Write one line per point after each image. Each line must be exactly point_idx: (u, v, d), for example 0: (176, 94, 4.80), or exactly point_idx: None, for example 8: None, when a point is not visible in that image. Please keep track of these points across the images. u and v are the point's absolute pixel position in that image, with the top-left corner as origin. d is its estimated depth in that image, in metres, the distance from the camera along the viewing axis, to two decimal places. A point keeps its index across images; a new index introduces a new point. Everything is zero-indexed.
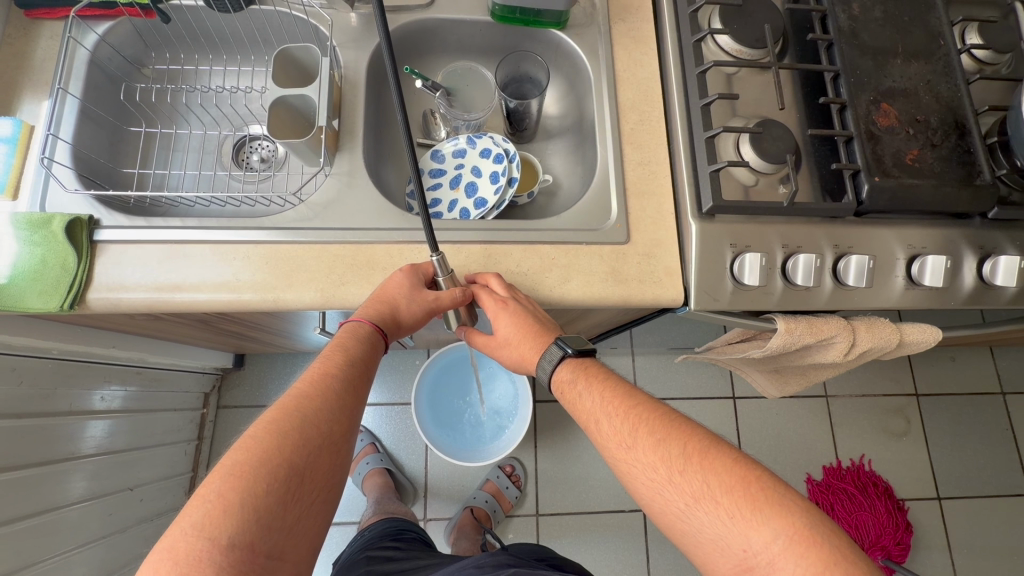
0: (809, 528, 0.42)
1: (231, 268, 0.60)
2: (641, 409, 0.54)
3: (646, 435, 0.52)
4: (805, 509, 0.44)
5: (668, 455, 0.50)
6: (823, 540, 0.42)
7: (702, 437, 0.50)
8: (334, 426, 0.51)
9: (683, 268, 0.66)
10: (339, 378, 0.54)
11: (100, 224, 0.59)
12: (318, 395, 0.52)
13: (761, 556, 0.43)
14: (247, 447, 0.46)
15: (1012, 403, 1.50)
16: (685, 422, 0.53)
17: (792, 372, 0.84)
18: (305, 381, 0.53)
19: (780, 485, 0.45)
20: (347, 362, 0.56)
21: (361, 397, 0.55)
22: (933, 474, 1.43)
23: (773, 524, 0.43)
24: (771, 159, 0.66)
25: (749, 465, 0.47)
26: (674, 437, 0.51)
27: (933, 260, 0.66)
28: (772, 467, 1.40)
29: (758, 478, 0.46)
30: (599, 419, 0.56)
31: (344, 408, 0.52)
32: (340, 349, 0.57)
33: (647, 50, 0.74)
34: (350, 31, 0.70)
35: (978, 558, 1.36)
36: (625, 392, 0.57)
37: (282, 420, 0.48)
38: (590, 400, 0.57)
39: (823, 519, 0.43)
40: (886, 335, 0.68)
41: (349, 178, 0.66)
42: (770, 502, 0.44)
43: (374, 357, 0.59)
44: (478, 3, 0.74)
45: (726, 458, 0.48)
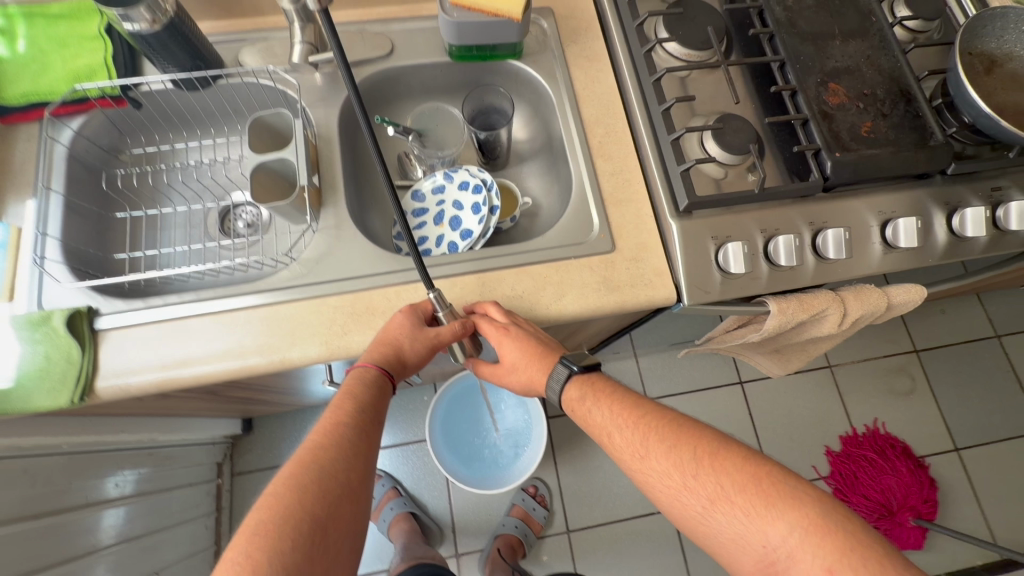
0: (824, 518, 0.43)
1: (235, 336, 0.61)
2: (649, 418, 0.56)
3: (658, 442, 0.53)
4: (818, 499, 0.45)
5: (681, 460, 0.51)
6: (839, 527, 0.42)
7: (711, 438, 0.52)
8: (350, 474, 0.51)
9: (671, 266, 0.68)
10: (349, 427, 0.55)
11: (99, 313, 0.60)
12: (331, 445, 0.52)
13: (780, 550, 0.44)
14: (269, 505, 0.46)
15: (1008, 344, 1.54)
16: (694, 425, 0.54)
17: (792, 349, 0.86)
18: (318, 433, 0.54)
19: (791, 477, 0.47)
20: (357, 409, 0.57)
21: (372, 442, 0.56)
22: (947, 426, 1.45)
23: (788, 518, 0.44)
24: (736, 151, 0.70)
25: (759, 461, 0.48)
26: (684, 442, 0.52)
27: (905, 223, 0.70)
28: (791, 446, 1.41)
29: (768, 474, 0.47)
30: (611, 433, 0.57)
31: (358, 456, 0.53)
32: (347, 397, 0.58)
33: (601, 65, 0.78)
34: (316, 90, 0.72)
35: (1008, 504, 1.38)
36: (633, 402, 0.58)
37: (300, 474, 0.49)
38: (601, 414, 0.58)
39: (837, 507, 0.44)
40: (875, 301, 0.71)
41: (336, 231, 0.67)
42: (783, 496, 0.45)
43: (382, 400, 0.60)
44: (434, 46, 0.77)
45: (737, 457, 0.49)
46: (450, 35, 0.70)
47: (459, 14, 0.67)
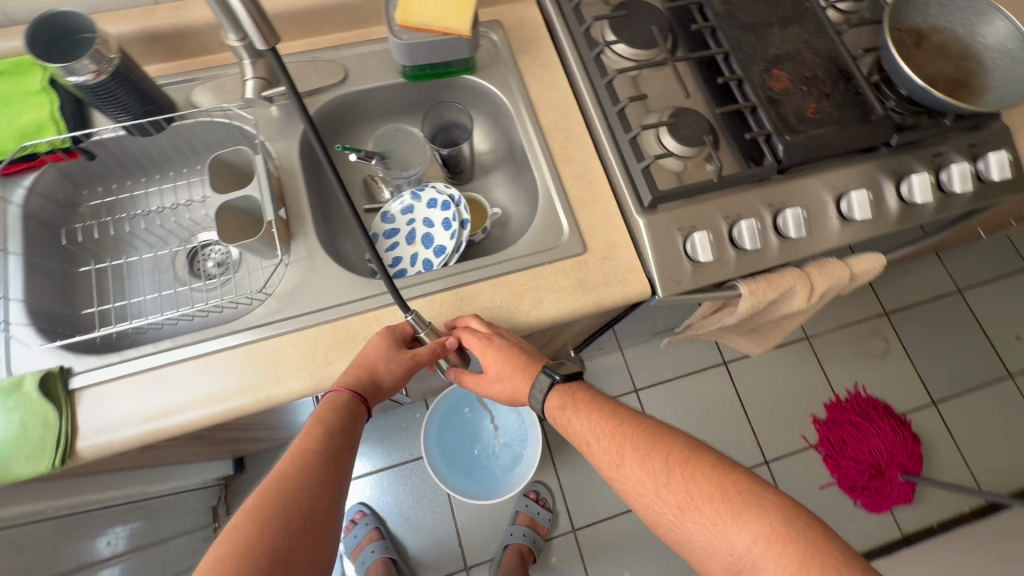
0: (787, 526, 0.45)
1: (217, 379, 0.60)
2: (625, 427, 0.57)
3: (633, 451, 0.55)
4: (782, 507, 0.46)
5: (654, 469, 0.53)
6: (799, 536, 0.44)
7: (683, 447, 0.53)
8: (315, 503, 0.50)
9: (642, 261, 0.70)
10: (317, 455, 0.53)
11: (73, 372, 0.59)
12: (299, 474, 0.51)
13: (744, 559, 0.45)
14: (228, 539, 0.44)
15: (970, 297, 1.61)
16: (668, 433, 0.55)
17: (768, 327, 0.89)
18: (285, 461, 0.53)
19: (757, 485, 0.48)
20: (325, 434, 0.55)
21: (342, 469, 0.54)
22: (923, 382, 1.51)
23: (752, 527, 0.46)
24: (691, 143, 0.72)
25: (727, 469, 0.50)
26: (657, 450, 0.54)
27: (858, 195, 0.73)
28: (779, 419, 1.45)
29: (736, 482, 0.49)
30: (590, 442, 0.59)
31: (326, 484, 0.52)
32: (318, 422, 0.56)
33: (554, 72, 0.79)
34: (273, 122, 0.71)
35: (986, 449, 1.44)
36: (611, 411, 0.60)
37: (262, 507, 0.47)
38: (580, 424, 0.60)
39: (802, 514, 0.46)
40: (839, 273, 0.74)
41: (309, 262, 0.67)
42: (748, 505, 0.47)
43: (355, 424, 0.58)
44: (387, 68, 0.77)
45: (707, 465, 0.51)
46: (402, 57, 0.71)
47: (408, 36, 0.68)
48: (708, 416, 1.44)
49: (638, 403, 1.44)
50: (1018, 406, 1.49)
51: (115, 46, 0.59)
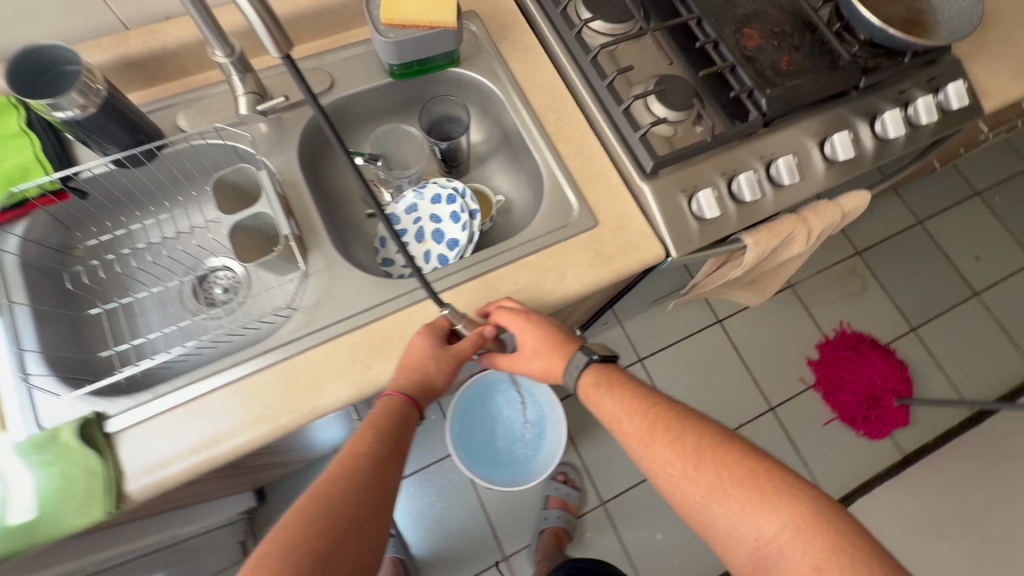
0: (816, 516, 0.49)
1: (259, 401, 0.60)
2: (657, 409, 0.60)
3: (665, 433, 0.58)
4: (810, 496, 0.51)
5: (686, 451, 0.56)
6: (828, 524, 0.48)
7: (716, 434, 0.57)
8: (359, 508, 0.50)
9: (653, 226, 0.73)
10: (367, 460, 0.54)
11: (107, 416, 0.57)
12: (347, 478, 0.52)
13: (770, 543, 0.50)
14: (277, 538, 0.46)
15: (931, 226, 1.71)
16: (699, 421, 0.59)
17: (768, 277, 0.93)
18: (337, 463, 0.54)
19: (787, 476, 0.52)
20: (376, 439, 0.56)
21: (389, 475, 0.55)
22: (901, 311, 1.60)
23: (782, 514, 0.50)
24: (680, 108, 0.75)
25: (759, 459, 0.54)
26: (689, 435, 0.57)
27: (839, 137, 0.78)
28: (777, 366, 1.51)
29: (767, 472, 0.53)
30: (621, 421, 0.61)
31: (372, 488, 0.52)
32: (371, 426, 0.57)
33: (536, 55, 0.80)
34: (266, 138, 0.70)
35: (963, 364, 1.55)
36: (644, 394, 0.63)
37: (310, 508, 0.49)
38: (611, 404, 0.62)
39: (829, 505, 0.51)
40: (832, 214, 0.78)
41: (330, 271, 0.66)
42: (778, 493, 0.51)
43: (407, 428, 0.59)
44: (372, 69, 0.77)
45: (739, 454, 0.55)
46: (390, 56, 0.70)
47: (395, 33, 0.68)
48: (711, 374, 1.49)
49: (644, 371, 1.48)
50: (987, 321, 1.61)
51: (100, 77, 0.57)
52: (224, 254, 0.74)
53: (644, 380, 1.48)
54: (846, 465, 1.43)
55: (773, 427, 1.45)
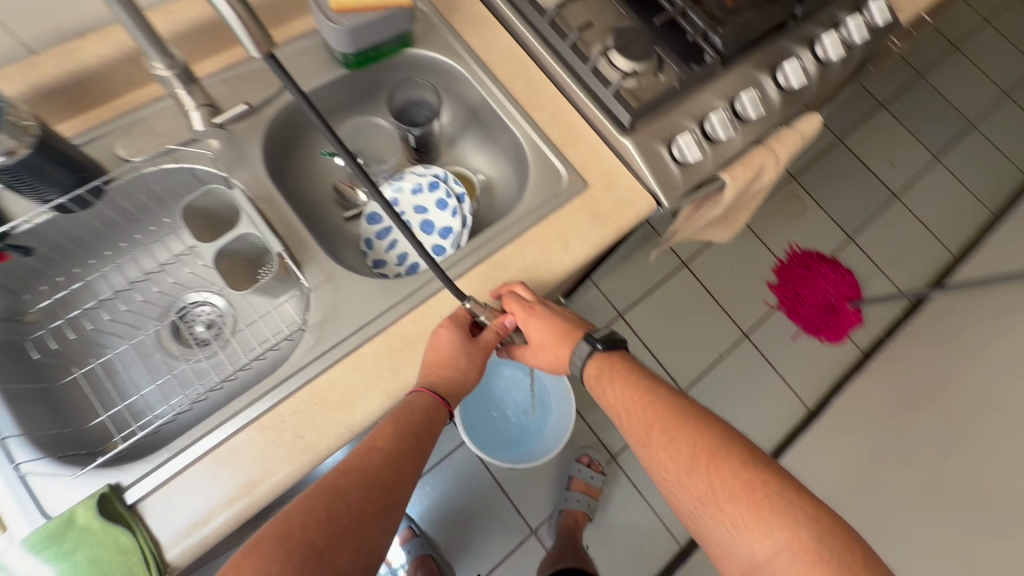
0: (817, 543, 0.46)
1: (288, 433, 0.56)
2: (656, 405, 0.59)
3: (661, 432, 0.57)
4: (810, 519, 0.48)
5: (681, 456, 0.55)
6: (825, 553, 0.46)
7: (715, 438, 0.55)
8: (363, 507, 0.50)
9: (640, 179, 0.74)
10: (383, 458, 0.53)
11: (123, 486, 0.52)
12: (360, 471, 0.51)
13: (761, 565, 0.48)
14: (280, 521, 0.46)
15: (849, 141, 1.85)
16: (702, 421, 0.57)
17: (741, 212, 0.97)
18: (355, 452, 0.53)
19: (790, 495, 0.49)
20: (395, 432, 0.54)
21: (403, 474, 0.54)
22: (838, 224, 1.73)
23: (776, 537, 0.48)
24: (644, 59, 0.75)
25: (760, 472, 0.51)
26: (686, 437, 0.55)
27: (791, 65, 0.80)
28: (743, 295, 1.61)
29: (766, 487, 0.50)
30: (620, 412, 0.62)
31: (380, 488, 0.51)
32: (392, 419, 0.55)
33: (489, 25, 0.78)
34: (225, 154, 0.64)
35: (896, 261, 1.72)
36: (646, 386, 0.61)
37: (316, 499, 0.48)
38: (611, 394, 0.63)
39: (831, 532, 0.47)
40: (793, 140, 0.82)
41: (331, 283, 0.62)
42: (775, 513, 0.49)
43: (432, 427, 0.57)
44: (322, 63, 0.71)
45: (738, 465, 0.52)
46: (341, 42, 0.65)
47: (347, 20, 0.63)
48: (686, 315, 1.57)
49: (626, 326, 1.53)
50: (909, 219, 1.78)
51: (26, 112, 0.51)
52: (200, 289, 0.68)
53: (627, 333, 1.52)
54: (817, 372, 1.55)
55: (750, 352, 1.55)
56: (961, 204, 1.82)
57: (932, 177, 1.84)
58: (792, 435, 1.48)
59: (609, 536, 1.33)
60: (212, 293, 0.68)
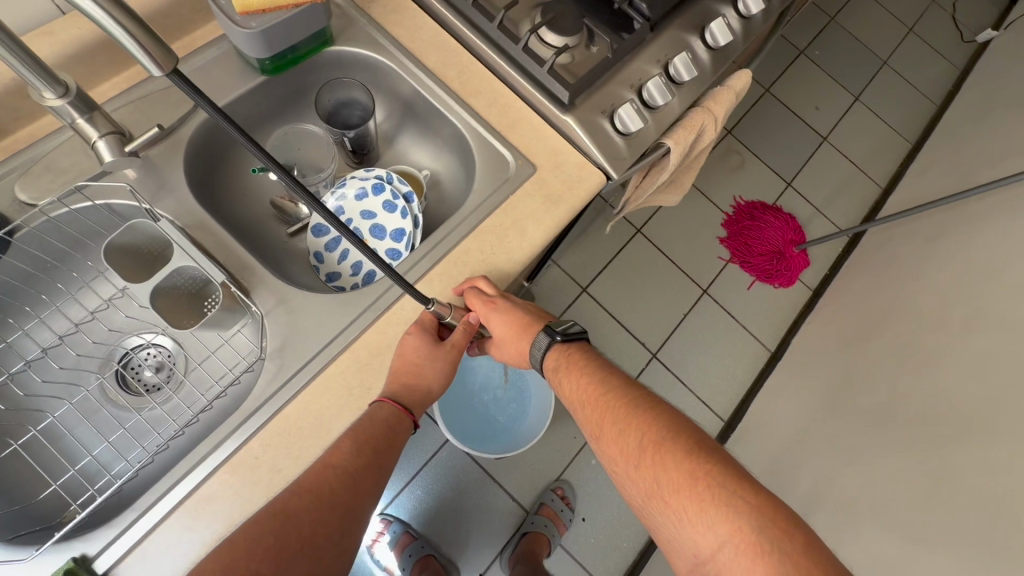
0: (759, 536, 0.43)
1: (263, 469, 0.53)
2: (607, 396, 0.58)
3: (611, 424, 0.56)
4: (753, 509, 0.44)
5: (628, 449, 0.54)
6: (769, 545, 0.42)
7: (660, 429, 0.53)
8: (315, 528, 0.46)
9: (587, 155, 0.73)
10: (340, 475, 0.49)
11: (90, 556, 0.48)
12: (316, 490, 0.48)
13: (708, 560, 0.45)
14: (223, 551, 0.42)
15: (777, 90, 1.91)
16: (650, 411, 0.55)
17: (686, 175, 0.99)
18: (311, 471, 0.49)
19: (732, 484, 0.46)
20: (357, 445, 0.51)
21: (360, 490, 0.50)
22: (777, 172, 1.80)
23: (718, 530, 0.45)
24: (574, 33, 0.74)
25: (704, 462, 0.49)
26: (633, 429, 0.54)
27: (717, 24, 0.80)
28: (697, 252, 1.65)
29: (708, 477, 0.47)
30: (575, 405, 0.61)
31: (336, 506, 0.48)
32: (350, 436, 0.52)
33: (411, 12, 0.74)
34: (145, 183, 0.59)
35: (832, 200, 1.81)
36: (599, 377, 0.61)
37: (264, 525, 0.44)
38: (567, 388, 0.62)
39: (777, 521, 0.43)
40: (728, 99, 0.84)
41: (285, 305, 0.59)
42: (716, 504, 0.46)
43: (393, 440, 0.54)
44: (237, 72, 0.66)
45: (681, 455, 0.50)
46: (256, 48, 0.61)
47: (257, 22, 0.59)
48: (646, 280, 1.60)
49: (592, 299, 1.55)
50: (839, 159, 1.87)
51: None
52: (141, 331, 0.62)
53: (594, 306, 1.54)
54: (774, 316, 1.63)
55: (711, 306, 1.61)
56: (883, 138, 1.93)
57: (855, 117, 1.94)
58: (759, 378, 1.56)
59: (602, 506, 1.36)
60: (156, 333, 0.63)
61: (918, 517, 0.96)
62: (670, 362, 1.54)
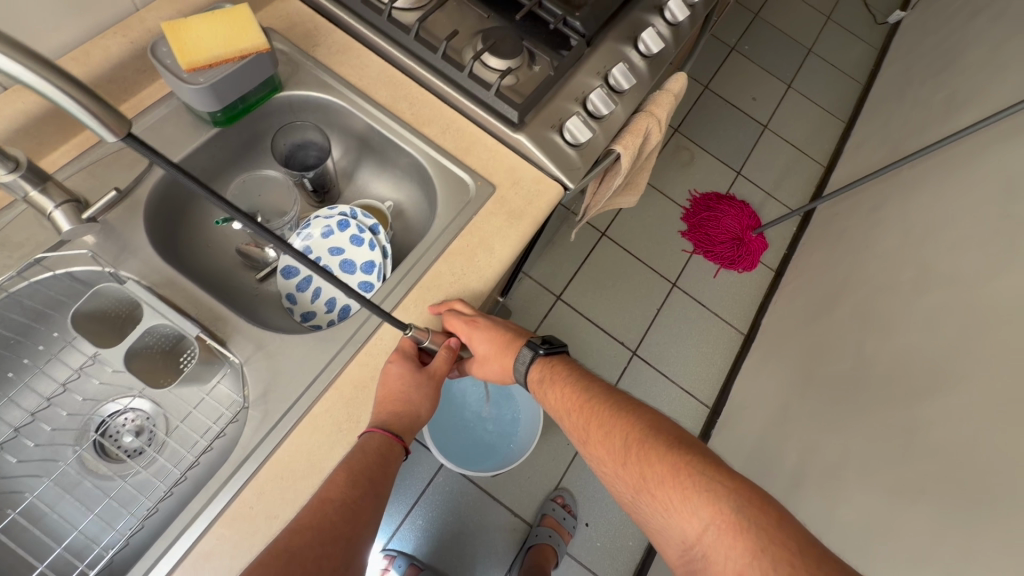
0: (738, 515, 0.45)
1: (259, 518, 0.52)
2: (592, 402, 0.61)
3: (597, 428, 0.58)
4: (732, 491, 0.47)
5: (615, 450, 0.55)
6: (748, 522, 0.44)
7: (643, 428, 0.55)
8: (321, 561, 0.46)
9: (542, 169, 0.76)
10: (338, 508, 0.50)
11: None
12: (317, 525, 0.48)
13: (696, 545, 0.47)
14: None
15: (715, 86, 2.01)
16: (632, 412, 0.58)
17: (640, 176, 1.03)
18: (308, 510, 0.49)
19: (712, 471, 0.49)
20: (352, 477, 0.52)
21: (360, 520, 0.50)
22: (726, 162, 1.89)
23: (702, 514, 0.47)
24: (516, 55, 0.77)
25: (685, 454, 0.51)
26: (618, 430, 0.56)
27: (648, 34, 0.85)
28: (662, 248, 1.71)
29: (689, 467, 0.50)
30: (561, 414, 0.63)
31: (338, 537, 0.48)
32: (345, 468, 0.52)
33: (356, 52, 0.76)
34: (107, 246, 0.59)
35: (780, 183, 1.90)
36: (583, 386, 0.63)
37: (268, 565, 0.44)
38: (554, 399, 0.64)
39: (753, 498, 0.46)
40: (668, 101, 0.89)
41: (263, 350, 0.59)
42: (699, 490, 0.48)
43: (387, 469, 0.54)
44: (189, 127, 0.67)
45: (664, 449, 0.52)
46: (206, 102, 0.62)
47: (205, 77, 0.60)
48: (617, 280, 1.64)
49: (567, 306, 1.58)
50: (781, 144, 1.97)
51: None
52: (118, 397, 0.62)
53: (570, 313, 1.57)
54: (741, 299, 1.70)
55: (681, 298, 1.66)
56: (818, 120, 2.05)
57: (790, 103, 2.05)
58: (736, 360, 1.61)
59: (602, 508, 1.37)
60: (133, 397, 0.62)
61: (897, 472, 1.00)
62: (650, 356, 1.58)
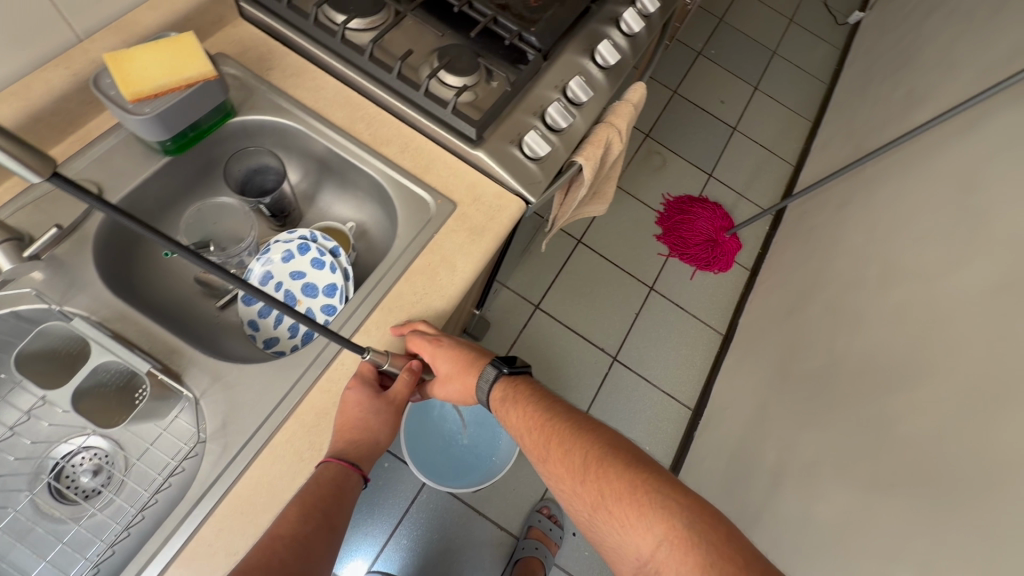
0: (690, 531, 0.47)
1: (216, 556, 0.51)
2: (553, 420, 0.60)
3: (556, 446, 0.58)
4: (684, 508, 0.48)
5: (573, 468, 0.55)
6: (699, 538, 0.46)
7: (602, 445, 0.56)
8: None
9: (503, 184, 0.76)
10: (290, 544, 0.48)
11: None
12: (265, 564, 0.46)
13: (649, 562, 0.48)
14: None
15: (683, 90, 2.04)
16: (592, 430, 0.58)
17: (605, 183, 1.03)
18: (258, 547, 0.48)
19: (666, 488, 0.50)
20: (306, 510, 0.51)
21: (312, 556, 0.49)
22: (697, 164, 1.91)
23: (656, 530, 0.48)
24: (472, 72, 0.77)
25: (642, 471, 0.52)
26: (578, 448, 0.56)
27: (604, 47, 0.86)
28: (637, 252, 1.73)
29: (645, 484, 0.51)
30: (521, 432, 0.62)
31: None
32: (297, 502, 0.51)
33: (312, 75, 0.76)
34: (54, 283, 0.57)
35: (751, 183, 1.93)
36: (545, 404, 0.63)
37: None
38: (514, 418, 0.63)
39: (703, 514, 0.48)
40: (627, 111, 0.90)
41: (218, 382, 0.58)
42: (655, 507, 0.49)
43: (343, 500, 0.53)
44: (140, 156, 0.66)
45: (622, 466, 0.53)
46: (153, 132, 0.61)
47: (151, 107, 0.59)
48: (594, 287, 1.65)
49: (546, 315, 1.58)
50: (750, 145, 2.00)
51: None
52: (70, 437, 0.60)
53: (549, 321, 1.57)
54: (717, 300, 1.72)
55: (658, 301, 1.67)
56: (785, 120, 2.09)
57: (757, 105, 2.09)
58: (715, 361, 1.63)
59: None
60: (87, 436, 0.61)
61: (871, 466, 1.02)
62: (630, 361, 1.58)
